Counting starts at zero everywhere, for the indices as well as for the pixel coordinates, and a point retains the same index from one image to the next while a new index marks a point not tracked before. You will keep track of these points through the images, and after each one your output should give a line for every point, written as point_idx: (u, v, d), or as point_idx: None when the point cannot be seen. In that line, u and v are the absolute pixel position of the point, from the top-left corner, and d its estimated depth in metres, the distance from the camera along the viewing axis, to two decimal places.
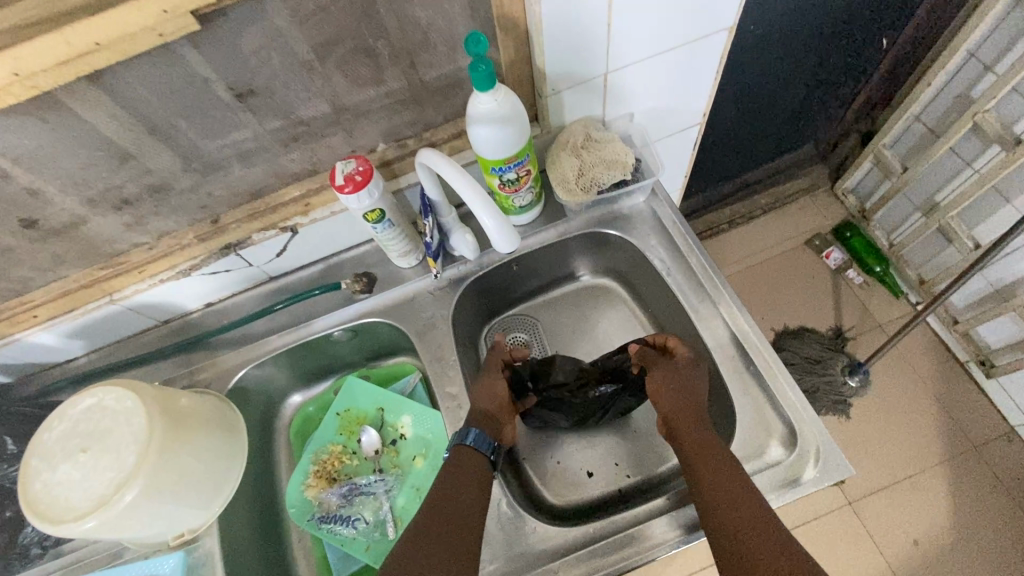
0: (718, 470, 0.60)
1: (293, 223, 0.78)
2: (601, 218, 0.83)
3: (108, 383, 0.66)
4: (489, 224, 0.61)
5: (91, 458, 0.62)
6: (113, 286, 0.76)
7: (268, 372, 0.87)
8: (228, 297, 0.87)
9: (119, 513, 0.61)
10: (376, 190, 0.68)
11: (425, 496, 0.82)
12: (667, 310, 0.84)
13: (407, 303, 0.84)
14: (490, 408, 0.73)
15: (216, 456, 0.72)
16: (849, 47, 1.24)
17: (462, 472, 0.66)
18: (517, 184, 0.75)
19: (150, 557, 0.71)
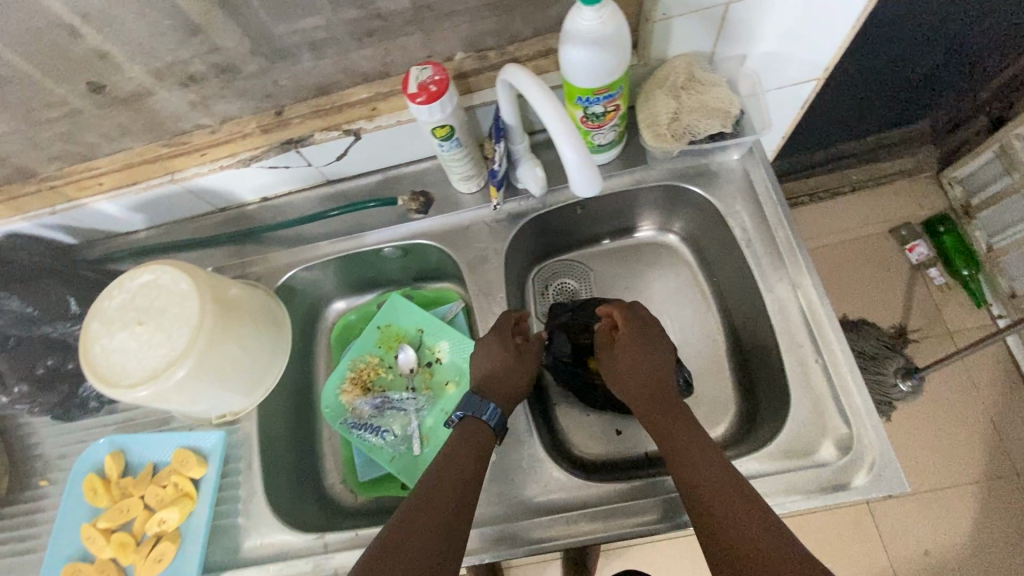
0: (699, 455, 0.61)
1: (357, 127, 0.73)
2: (684, 171, 0.75)
3: (166, 263, 0.67)
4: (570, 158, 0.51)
5: (146, 331, 0.64)
6: (175, 165, 0.75)
7: (315, 276, 0.87)
8: (285, 194, 0.86)
9: (168, 387, 0.63)
10: (450, 104, 0.62)
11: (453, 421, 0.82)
12: (735, 283, 0.77)
13: (460, 230, 0.81)
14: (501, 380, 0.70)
15: (260, 348, 0.73)
16: (1012, 9, 1.04)
17: (466, 445, 0.64)
18: (602, 120, 0.67)
19: (195, 431, 0.74)
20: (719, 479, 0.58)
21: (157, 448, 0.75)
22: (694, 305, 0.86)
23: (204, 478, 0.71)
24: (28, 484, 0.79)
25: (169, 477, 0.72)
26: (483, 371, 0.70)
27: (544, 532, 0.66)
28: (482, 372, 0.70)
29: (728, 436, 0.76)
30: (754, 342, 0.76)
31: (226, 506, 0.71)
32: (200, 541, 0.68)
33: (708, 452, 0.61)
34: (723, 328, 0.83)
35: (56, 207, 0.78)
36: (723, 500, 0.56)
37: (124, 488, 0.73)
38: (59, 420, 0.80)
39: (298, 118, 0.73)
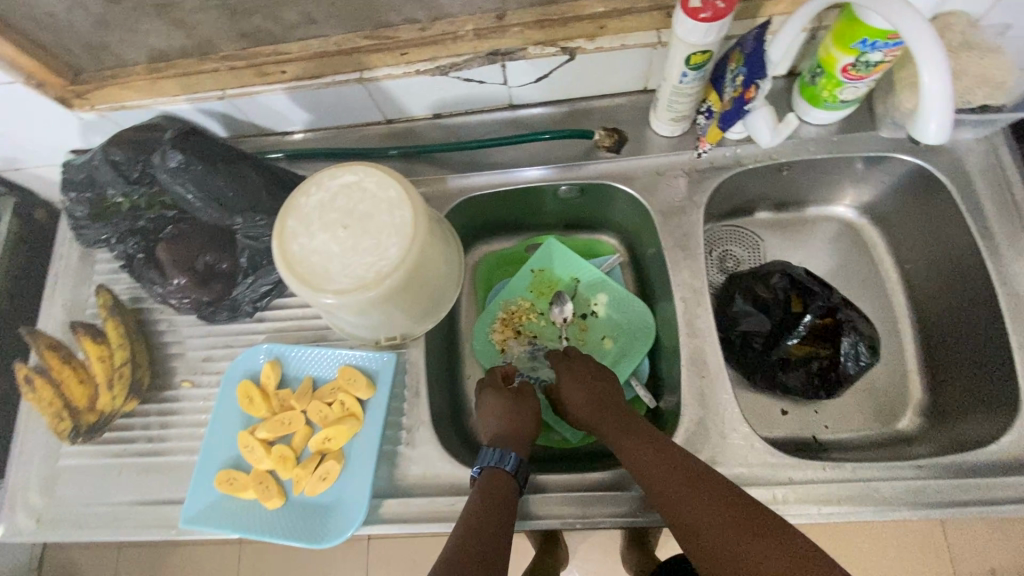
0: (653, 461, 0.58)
1: (575, 46, 0.67)
2: (916, 144, 0.69)
3: (374, 164, 0.61)
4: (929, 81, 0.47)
5: (350, 236, 0.59)
6: (370, 62, 0.69)
7: (479, 207, 0.81)
8: (459, 113, 0.80)
9: (372, 298, 0.58)
10: (724, 28, 0.56)
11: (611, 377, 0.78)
12: (942, 271, 0.72)
13: (652, 177, 0.75)
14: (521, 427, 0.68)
15: (442, 271, 0.69)
16: None
17: (494, 493, 0.59)
18: (869, 72, 0.61)
19: (359, 350, 0.70)
20: (696, 493, 0.53)
21: (316, 364, 0.70)
22: (872, 292, 0.81)
23: (370, 401, 0.67)
24: (165, 384, 0.74)
25: (333, 394, 0.68)
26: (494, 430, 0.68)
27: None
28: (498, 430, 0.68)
29: (909, 430, 0.73)
30: (954, 337, 0.71)
31: (391, 432, 0.67)
32: (368, 465, 0.64)
33: (664, 454, 0.58)
34: (906, 320, 0.78)
35: (227, 91, 0.72)
36: (703, 515, 0.51)
37: (283, 401, 0.69)
38: (204, 319, 0.74)
39: (518, 26, 0.66)
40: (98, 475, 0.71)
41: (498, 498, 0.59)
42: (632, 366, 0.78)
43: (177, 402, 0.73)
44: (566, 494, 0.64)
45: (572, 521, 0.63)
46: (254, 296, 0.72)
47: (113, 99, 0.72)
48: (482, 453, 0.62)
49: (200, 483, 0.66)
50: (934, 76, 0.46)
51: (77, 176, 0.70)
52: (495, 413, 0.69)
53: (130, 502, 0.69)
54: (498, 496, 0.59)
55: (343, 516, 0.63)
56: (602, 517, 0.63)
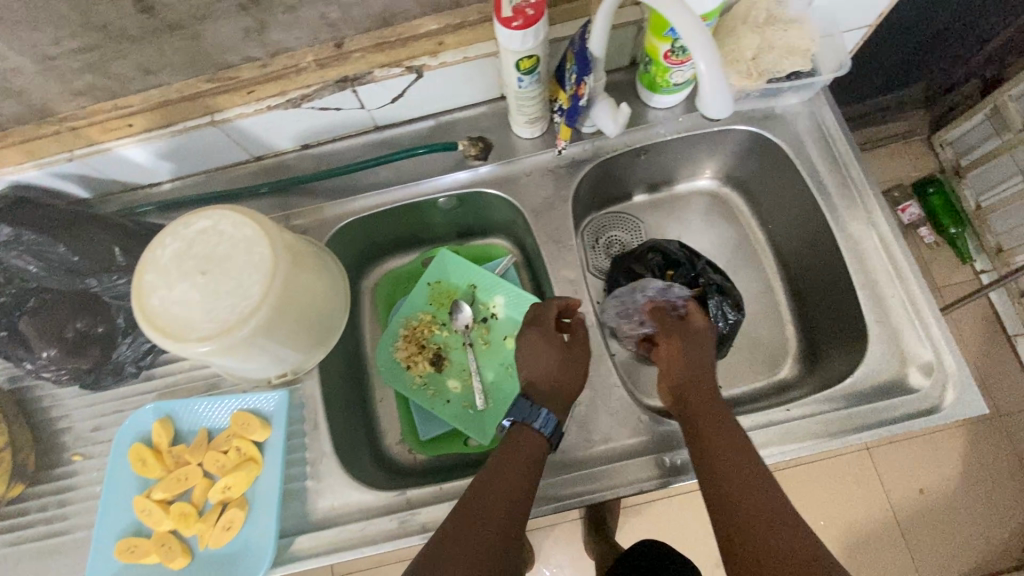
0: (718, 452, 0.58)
1: (420, 64, 0.69)
2: (752, 115, 0.75)
3: (227, 207, 0.61)
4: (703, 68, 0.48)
5: (210, 281, 0.59)
6: (218, 104, 0.68)
7: (365, 231, 0.82)
8: (327, 141, 0.80)
9: (243, 339, 0.58)
10: (540, 33, 0.59)
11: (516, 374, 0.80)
12: (797, 226, 0.78)
13: (523, 178, 0.78)
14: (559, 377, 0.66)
15: (321, 300, 0.69)
16: None
17: (517, 459, 0.60)
18: (686, 56, 0.66)
19: (252, 393, 0.69)
20: (744, 481, 0.56)
21: (211, 413, 0.69)
22: (745, 255, 0.87)
23: (267, 442, 0.67)
24: (56, 461, 0.71)
25: (228, 442, 0.67)
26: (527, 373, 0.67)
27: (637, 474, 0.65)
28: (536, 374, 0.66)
29: (791, 377, 0.78)
30: (814, 285, 0.77)
31: (296, 469, 0.67)
32: (272, 507, 0.64)
33: (736, 445, 0.59)
34: (777, 276, 0.84)
35: (77, 152, 0.70)
36: (743, 502, 0.54)
37: (178, 457, 0.68)
38: (89, 388, 0.72)
39: (359, 51, 0.67)
40: None
41: (519, 459, 0.60)
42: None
43: (72, 477, 0.71)
44: None
45: None
46: (137, 354, 0.72)
47: None
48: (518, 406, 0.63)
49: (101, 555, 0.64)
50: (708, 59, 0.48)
51: None
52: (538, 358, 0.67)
53: None
54: (524, 459, 0.60)
55: (252, 561, 0.62)
56: None
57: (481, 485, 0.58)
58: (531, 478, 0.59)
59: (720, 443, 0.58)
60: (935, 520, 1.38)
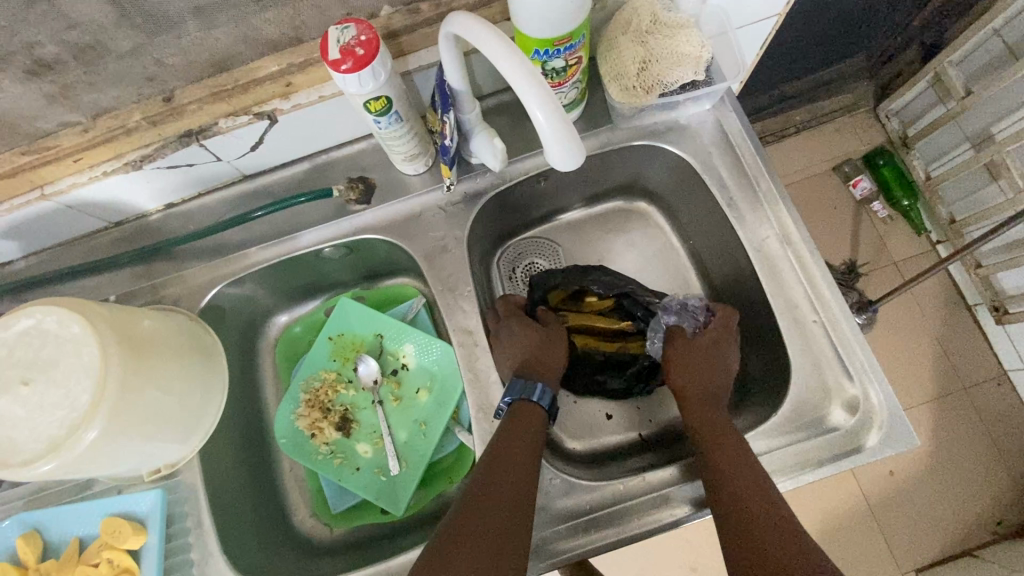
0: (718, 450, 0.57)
1: (271, 109, 0.61)
2: (654, 127, 0.68)
3: (49, 302, 0.53)
4: (539, 120, 0.41)
5: (34, 393, 0.51)
6: (42, 177, 0.60)
7: (250, 290, 0.74)
8: (193, 197, 0.72)
9: (79, 456, 0.51)
10: (382, 72, 0.51)
11: (429, 431, 0.74)
12: (715, 242, 0.72)
13: (412, 219, 0.70)
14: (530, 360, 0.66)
15: (190, 386, 0.62)
16: None
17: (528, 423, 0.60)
18: (563, 76, 0.58)
19: (126, 493, 0.62)
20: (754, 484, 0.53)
21: (81, 521, 0.62)
22: (670, 273, 0.80)
23: (143, 548, 0.60)
24: None
25: (100, 552, 0.60)
26: (517, 356, 0.66)
27: (568, 542, 0.60)
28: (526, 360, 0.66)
29: None
30: (740, 305, 0.71)
31: None
32: None
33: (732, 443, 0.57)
34: (705, 293, 0.78)
35: None
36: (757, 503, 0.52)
37: None
38: None
39: (195, 103, 0.59)
40: None
41: (529, 435, 0.59)
42: (447, 414, 0.73)
43: None
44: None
45: None
46: None
47: None
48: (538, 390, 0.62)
49: None
50: (542, 105, 0.41)
51: None
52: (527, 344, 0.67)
53: None
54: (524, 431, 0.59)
55: None
56: None
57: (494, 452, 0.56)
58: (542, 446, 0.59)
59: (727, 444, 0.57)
60: (909, 501, 1.28)
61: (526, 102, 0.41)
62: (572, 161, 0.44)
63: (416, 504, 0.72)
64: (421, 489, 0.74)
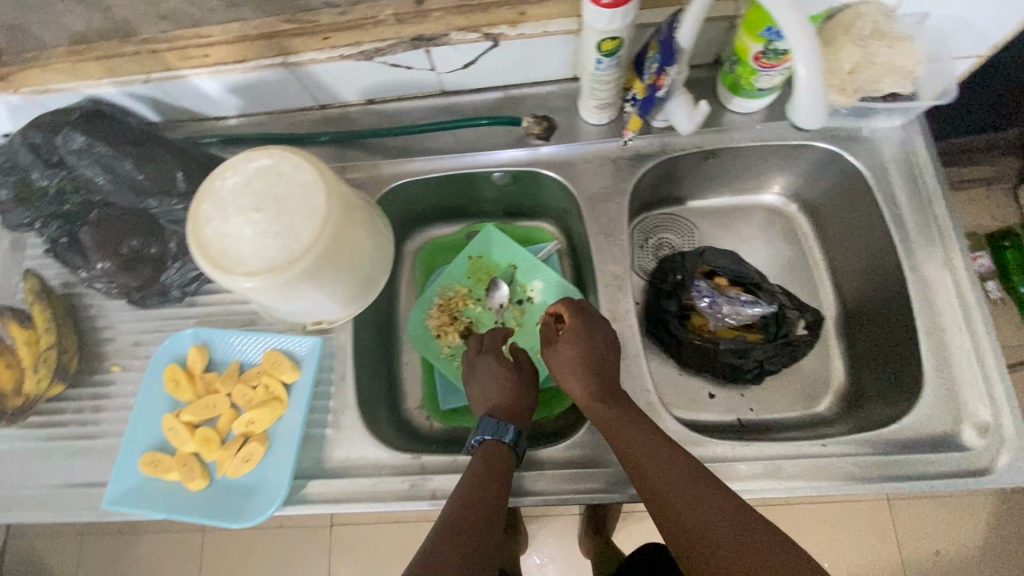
0: (669, 473, 0.53)
1: (498, 32, 0.67)
2: (835, 133, 0.71)
3: (288, 149, 0.61)
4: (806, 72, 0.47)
5: (263, 220, 0.59)
6: (292, 46, 0.68)
7: (415, 194, 0.82)
8: (392, 99, 0.79)
9: (285, 282, 0.59)
10: (629, 16, 0.57)
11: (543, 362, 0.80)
12: (862, 255, 0.74)
13: (583, 164, 0.75)
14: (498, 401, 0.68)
15: (366, 257, 0.70)
16: None
17: (496, 465, 0.61)
18: (779, 60, 0.62)
19: (287, 335, 0.70)
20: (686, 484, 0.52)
21: (244, 348, 0.71)
22: (801, 279, 0.82)
23: (294, 384, 0.68)
24: (96, 368, 0.74)
25: (258, 378, 0.68)
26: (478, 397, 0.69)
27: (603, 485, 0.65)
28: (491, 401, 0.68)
29: (828, 413, 0.75)
30: (873, 324, 0.73)
31: (316, 416, 0.68)
32: (289, 448, 0.65)
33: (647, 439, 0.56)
34: (830, 308, 0.80)
35: (152, 75, 0.71)
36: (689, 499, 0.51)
37: (208, 385, 0.69)
38: (135, 305, 0.75)
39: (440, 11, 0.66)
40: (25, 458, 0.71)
41: (491, 473, 0.60)
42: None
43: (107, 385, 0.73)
44: None
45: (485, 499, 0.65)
46: (184, 281, 0.74)
47: (34, 82, 0.71)
48: (483, 422, 0.64)
49: (124, 466, 0.66)
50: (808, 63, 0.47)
51: None
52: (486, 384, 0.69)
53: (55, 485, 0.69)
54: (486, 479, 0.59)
55: (265, 495, 0.64)
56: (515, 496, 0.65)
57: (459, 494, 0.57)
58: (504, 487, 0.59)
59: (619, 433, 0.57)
60: None
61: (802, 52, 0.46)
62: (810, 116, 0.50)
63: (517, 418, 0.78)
64: None
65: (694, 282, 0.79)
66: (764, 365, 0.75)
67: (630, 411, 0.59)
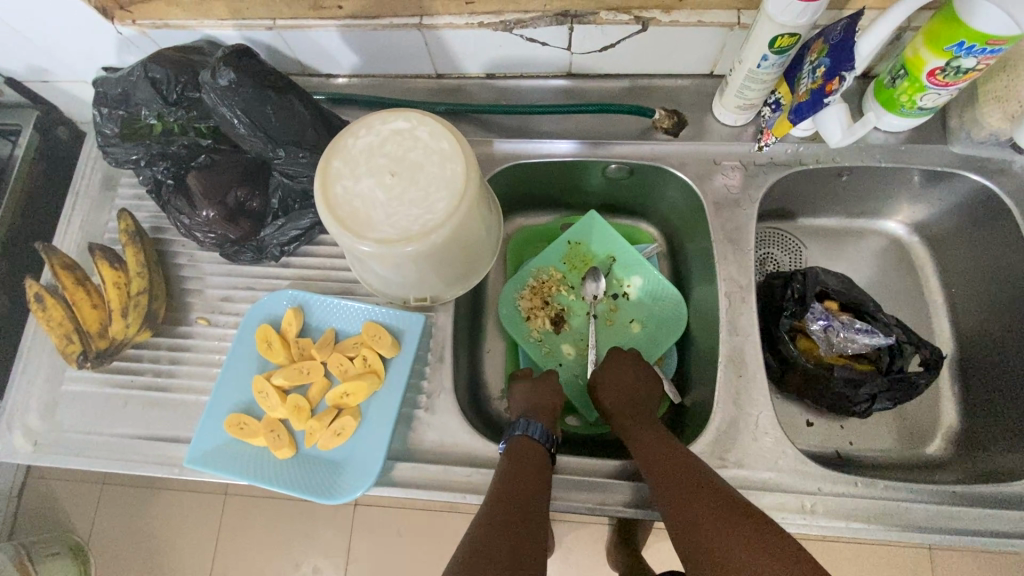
0: (683, 485, 0.55)
1: (649, 17, 0.64)
2: (985, 162, 0.68)
3: (427, 114, 0.58)
4: None
5: (397, 186, 0.56)
6: (431, 7, 0.65)
7: (523, 178, 0.78)
8: (513, 76, 0.76)
9: (414, 252, 0.56)
10: (819, 11, 0.53)
11: None
12: (997, 297, 0.70)
13: (709, 165, 0.72)
14: (533, 408, 0.67)
15: (485, 239, 0.66)
16: None
17: (526, 462, 0.59)
18: (958, 78, 0.58)
19: (387, 308, 0.67)
20: (701, 494, 0.53)
21: (341, 316, 0.67)
22: (914, 313, 0.78)
23: (393, 359, 0.65)
24: (182, 318, 0.71)
25: (356, 348, 0.65)
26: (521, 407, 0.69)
27: None
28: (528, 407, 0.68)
29: (936, 455, 0.71)
30: (1001, 368, 0.69)
31: (412, 395, 0.65)
32: (385, 426, 0.62)
33: (669, 452, 0.59)
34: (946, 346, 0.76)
35: (277, 22, 0.68)
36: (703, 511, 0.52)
37: (302, 349, 0.66)
38: (228, 259, 0.71)
39: None
40: (100, 405, 0.67)
41: (530, 472, 0.58)
42: (659, 353, 0.76)
43: (191, 339, 0.70)
44: (582, 481, 0.62)
45: (589, 506, 0.61)
46: (284, 240, 0.70)
47: (155, 16, 0.68)
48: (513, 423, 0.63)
49: (208, 424, 0.63)
50: None
51: (111, 89, 0.65)
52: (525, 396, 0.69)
53: (133, 436, 0.66)
54: (525, 466, 0.58)
55: (354, 473, 0.60)
56: (620, 506, 0.61)
57: (496, 486, 0.57)
58: (542, 484, 0.57)
59: (642, 446, 0.61)
60: None
61: None
62: None
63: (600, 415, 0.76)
64: None
65: (810, 306, 0.73)
66: (875, 400, 0.70)
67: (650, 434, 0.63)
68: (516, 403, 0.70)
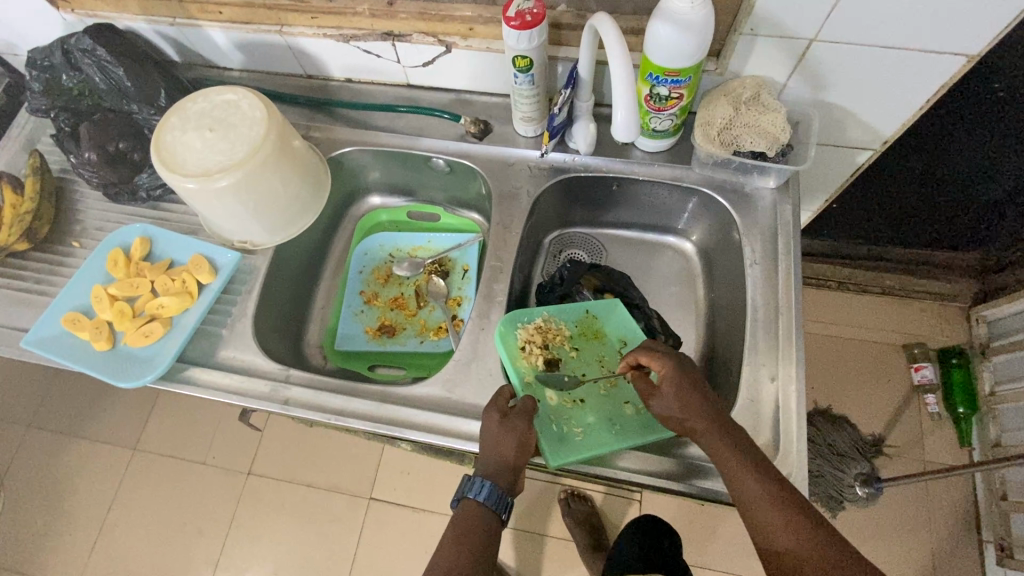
0: (768, 513, 0.56)
1: (450, 40, 0.81)
2: (720, 182, 0.81)
3: (248, 90, 0.75)
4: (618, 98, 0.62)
5: (212, 139, 0.72)
6: (287, 18, 0.84)
7: (367, 162, 0.94)
8: (367, 82, 0.94)
9: (214, 188, 0.71)
10: (536, 39, 0.68)
11: (618, 433, 0.70)
12: (730, 298, 0.81)
13: (505, 165, 0.87)
14: (504, 462, 0.64)
15: (298, 199, 0.81)
16: None
17: (471, 528, 0.63)
18: (664, 104, 0.73)
19: (215, 246, 0.82)
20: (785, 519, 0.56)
21: (179, 247, 0.83)
22: (687, 312, 0.90)
23: (208, 285, 0.79)
24: (62, 240, 0.87)
25: (181, 273, 0.80)
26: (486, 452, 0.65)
27: (438, 426, 0.70)
28: (497, 457, 0.64)
29: None
30: (730, 358, 0.79)
31: (221, 316, 0.79)
32: (184, 333, 0.76)
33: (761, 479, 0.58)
34: (703, 343, 0.86)
35: (176, 21, 0.88)
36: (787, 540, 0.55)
37: (140, 270, 0.81)
38: (109, 197, 0.88)
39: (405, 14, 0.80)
40: None
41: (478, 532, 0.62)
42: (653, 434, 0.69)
43: (64, 257, 0.86)
44: (335, 392, 0.72)
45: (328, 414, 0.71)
46: (152, 185, 0.86)
47: (87, 7, 0.89)
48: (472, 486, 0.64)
49: (50, 316, 0.78)
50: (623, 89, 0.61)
51: (38, 58, 0.84)
52: (493, 442, 0.65)
53: None
54: (472, 531, 0.62)
55: (148, 367, 0.74)
56: (359, 418, 0.71)
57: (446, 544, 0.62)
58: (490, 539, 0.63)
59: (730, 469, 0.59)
60: None
61: (616, 83, 0.61)
62: (629, 133, 0.66)
63: (418, 370, 0.88)
64: (406, 368, 0.89)
65: (579, 289, 0.86)
66: None
67: (742, 442, 0.60)
68: (484, 444, 0.66)
